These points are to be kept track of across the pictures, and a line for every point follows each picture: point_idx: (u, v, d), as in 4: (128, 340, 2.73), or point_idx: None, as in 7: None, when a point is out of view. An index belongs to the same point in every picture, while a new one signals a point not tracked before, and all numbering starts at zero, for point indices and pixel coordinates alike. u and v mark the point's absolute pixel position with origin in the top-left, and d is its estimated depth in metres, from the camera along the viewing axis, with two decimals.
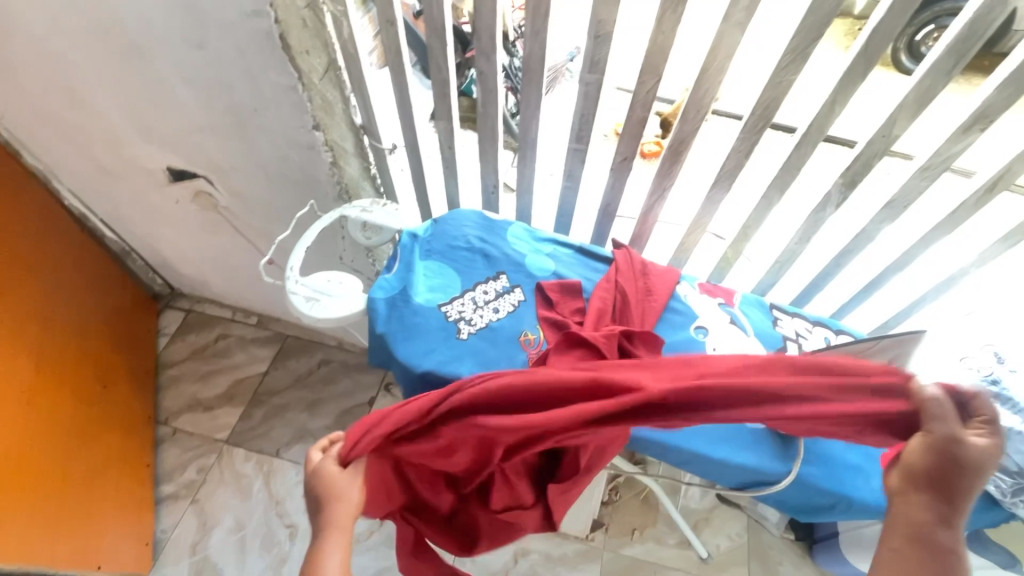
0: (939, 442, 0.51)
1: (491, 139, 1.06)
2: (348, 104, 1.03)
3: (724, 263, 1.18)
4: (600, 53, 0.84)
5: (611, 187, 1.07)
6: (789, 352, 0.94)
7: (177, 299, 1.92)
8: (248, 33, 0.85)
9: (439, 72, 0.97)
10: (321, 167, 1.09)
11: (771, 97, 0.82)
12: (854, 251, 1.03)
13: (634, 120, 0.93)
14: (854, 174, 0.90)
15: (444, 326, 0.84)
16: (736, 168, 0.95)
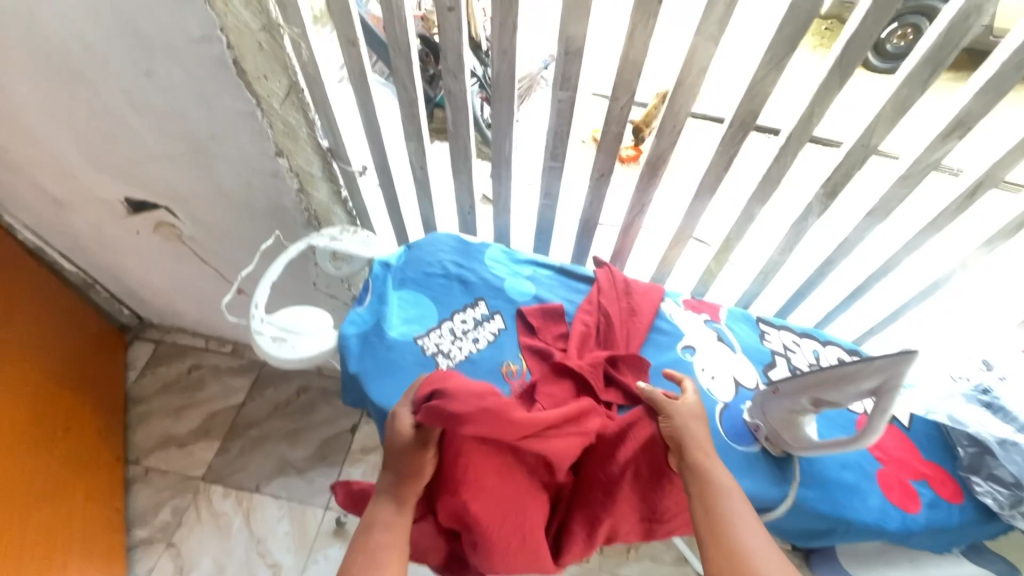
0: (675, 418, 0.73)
1: (464, 159, 1.02)
2: (313, 127, 0.98)
3: (707, 275, 1.16)
4: (572, 70, 0.81)
5: (590, 204, 1.04)
6: (777, 369, 0.92)
7: (147, 330, 1.84)
8: (199, 59, 0.80)
9: (406, 93, 0.93)
10: (288, 194, 1.04)
11: (748, 109, 0.80)
12: (838, 259, 1.02)
13: (610, 136, 0.90)
14: (835, 184, 0.88)
15: (422, 362, 0.80)
16: (716, 181, 0.93)
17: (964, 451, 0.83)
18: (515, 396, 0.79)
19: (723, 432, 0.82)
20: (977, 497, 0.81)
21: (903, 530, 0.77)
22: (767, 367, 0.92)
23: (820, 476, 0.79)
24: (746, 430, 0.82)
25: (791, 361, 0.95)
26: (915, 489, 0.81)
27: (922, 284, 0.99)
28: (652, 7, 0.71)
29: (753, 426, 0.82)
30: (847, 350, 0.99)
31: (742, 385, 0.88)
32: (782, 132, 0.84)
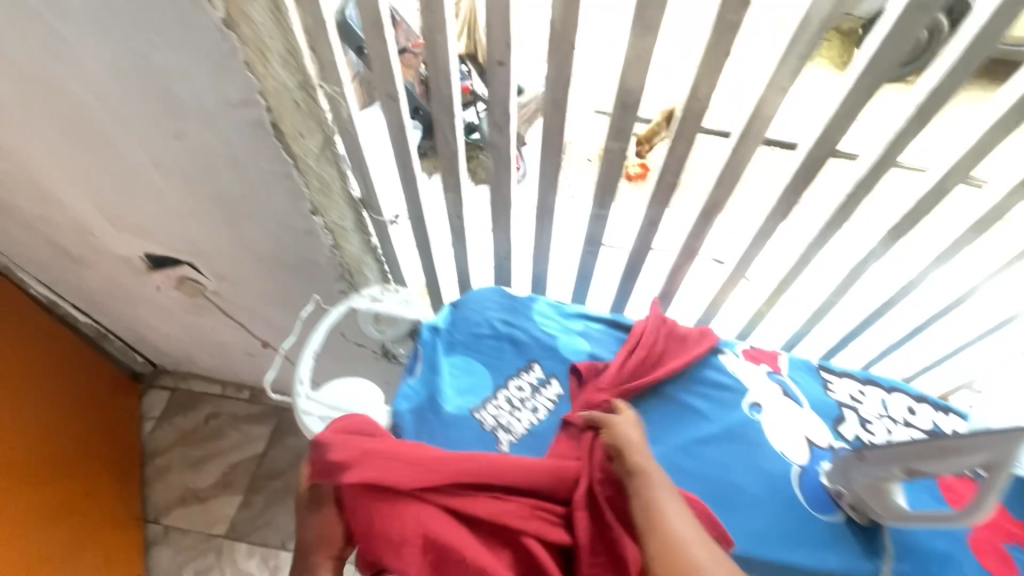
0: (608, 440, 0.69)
1: (505, 208, 0.98)
2: (346, 182, 0.93)
3: (756, 316, 1.12)
4: (627, 121, 0.77)
5: (637, 250, 1.00)
6: (849, 423, 0.87)
7: (161, 377, 1.78)
8: (234, 123, 0.76)
9: (446, 145, 0.89)
10: (321, 250, 1.00)
11: (817, 158, 0.76)
12: (898, 301, 0.98)
13: (665, 185, 0.86)
14: (902, 229, 0.84)
15: (483, 439, 0.75)
16: (775, 226, 0.89)
17: None
18: None
19: (804, 499, 0.77)
20: None
21: None
22: (837, 422, 0.87)
23: (911, 546, 0.74)
24: (828, 497, 0.78)
25: (860, 413, 0.89)
26: (1011, 556, 0.74)
27: (990, 319, 0.97)
28: (721, 60, 0.67)
29: (835, 493, 0.77)
30: (914, 397, 0.94)
31: (816, 445, 0.83)
32: (868, 153, 0.75)
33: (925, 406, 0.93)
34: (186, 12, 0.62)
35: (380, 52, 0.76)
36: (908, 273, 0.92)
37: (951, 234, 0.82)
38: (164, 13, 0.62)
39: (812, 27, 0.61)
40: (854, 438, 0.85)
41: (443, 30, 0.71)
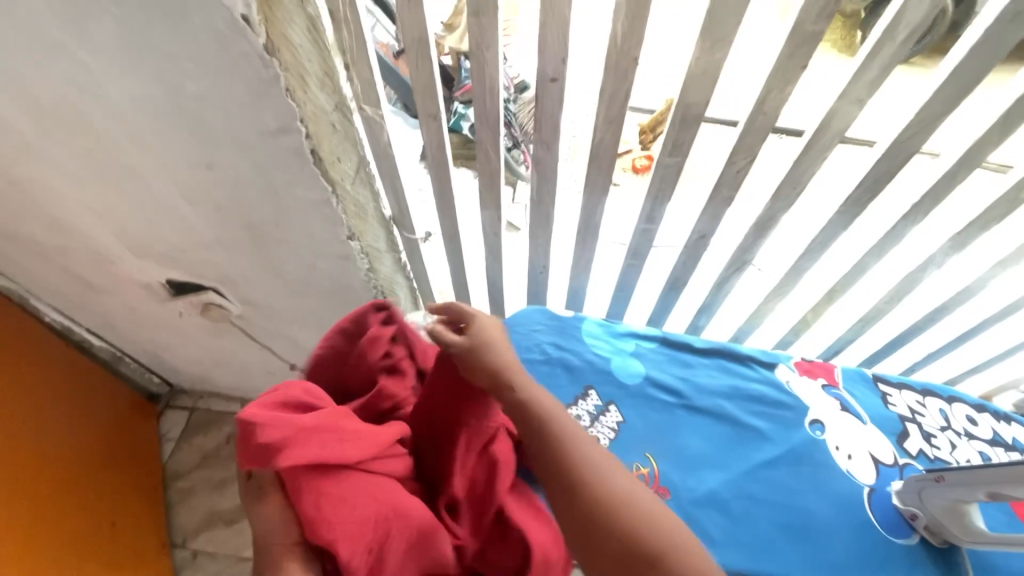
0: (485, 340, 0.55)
1: (546, 224, 0.95)
2: (379, 201, 0.93)
3: (801, 324, 1.09)
4: (685, 136, 0.74)
5: (683, 264, 0.97)
6: (913, 438, 0.85)
7: (178, 397, 1.74)
8: (272, 151, 0.72)
9: (488, 163, 0.85)
10: (355, 274, 0.96)
11: (885, 169, 0.73)
12: (951, 307, 0.96)
13: (719, 199, 0.82)
14: (965, 236, 0.81)
15: None
16: (830, 237, 0.86)
17: None
18: None
19: (876, 521, 0.74)
20: None
21: None
22: (901, 437, 0.85)
23: (992, 569, 0.72)
24: (901, 519, 0.75)
25: (922, 427, 0.87)
26: None
27: None
28: (794, 73, 0.63)
29: (908, 514, 0.74)
30: (973, 406, 0.93)
31: (882, 462, 0.81)
32: (946, 152, 0.71)
33: (984, 415, 0.92)
34: (227, 39, 0.57)
35: (424, 70, 0.72)
36: (966, 279, 0.90)
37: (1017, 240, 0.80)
38: (204, 39, 0.57)
39: (897, 36, 0.57)
40: (920, 453, 0.83)
41: (494, 46, 0.67)
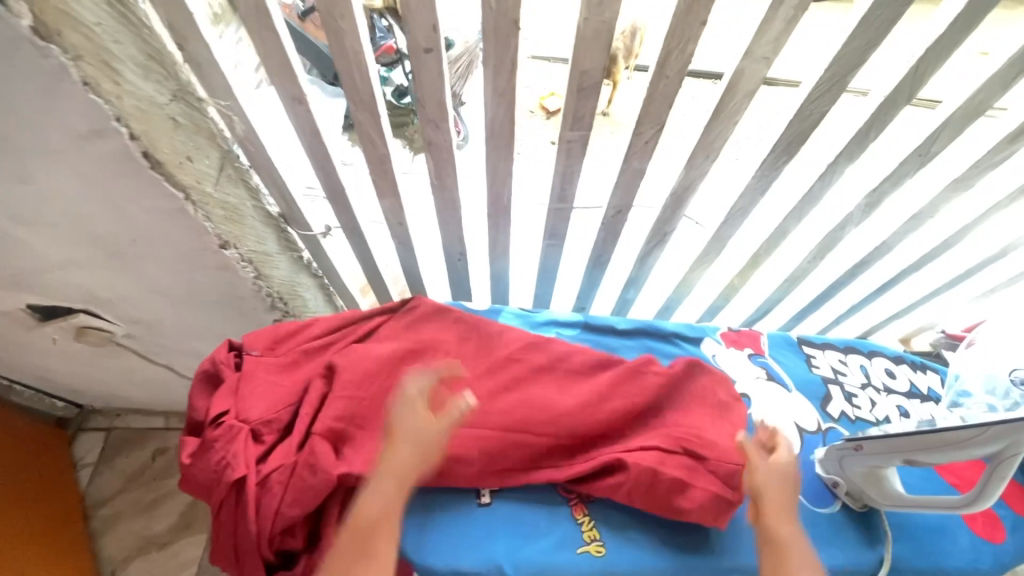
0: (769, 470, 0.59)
1: (452, 211, 0.87)
2: (258, 197, 0.83)
3: (728, 290, 1.07)
4: (586, 107, 0.66)
5: (603, 241, 0.91)
6: (836, 401, 0.85)
7: (94, 419, 1.59)
8: (93, 158, 0.59)
9: (374, 148, 0.74)
10: (241, 283, 0.85)
11: (798, 131, 0.68)
12: (870, 262, 0.95)
13: (629, 173, 0.76)
14: (880, 193, 0.79)
15: (458, 493, 0.65)
16: (749, 204, 0.82)
17: None
18: (579, 508, 0.66)
19: (802, 495, 0.74)
20: None
21: (997, 565, 0.73)
22: (824, 401, 0.85)
23: (907, 527, 0.73)
24: (823, 487, 0.75)
25: (845, 387, 0.87)
26: (996, 514, 0.77)
27: (958, 267, 0.96)
28: (694, 29, 0.56)
29: (830, 482, 0.74)
30: (892, 359, 0.94)
31: (806, 431, 0.80)
32: (875, 90, 0.64)
33: (902, 365, 0.93)
34: None
35: (272, 46, 0.60)
36: (883, 234, 0.89)
37: (929, 194, 0.79)
38: None
39: None
40: (842, 416, 0.83)
41: (349, 15, 0.56)
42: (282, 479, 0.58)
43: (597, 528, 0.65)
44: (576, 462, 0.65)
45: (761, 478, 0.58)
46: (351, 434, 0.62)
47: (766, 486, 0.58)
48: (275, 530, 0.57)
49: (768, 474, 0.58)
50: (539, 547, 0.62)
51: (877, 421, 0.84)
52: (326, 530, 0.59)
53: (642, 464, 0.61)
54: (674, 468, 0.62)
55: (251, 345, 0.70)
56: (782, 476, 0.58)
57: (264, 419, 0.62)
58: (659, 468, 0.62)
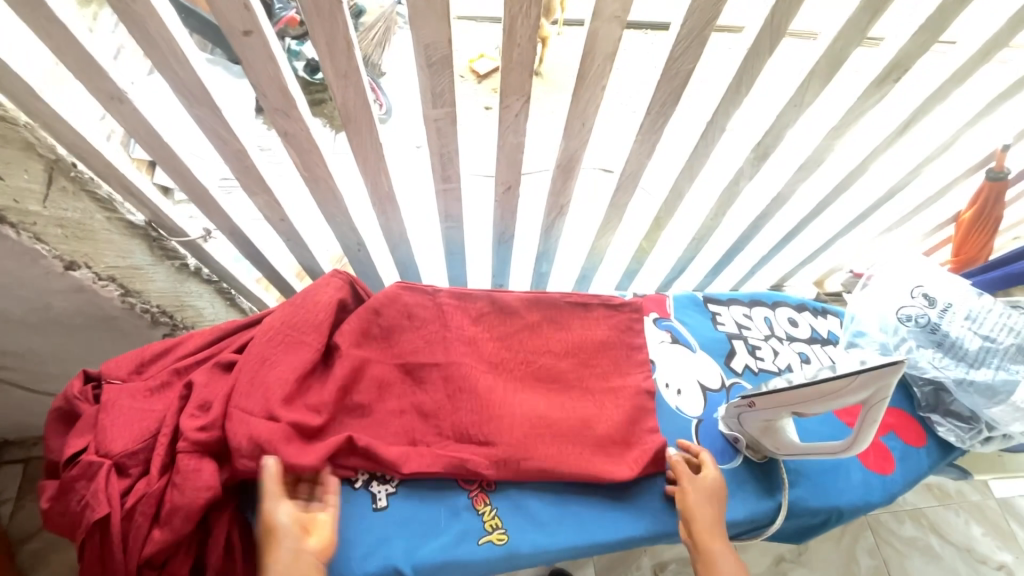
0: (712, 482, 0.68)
1: (333, 202, 0.81)
2: (114, 208, 0.73)
3: (640, 254, 1.05)
4: (442, 83, 0.61)
5: (501, 218, 0.88)
6: (739, 356, 0.86)
7: (6, 451, 1.19)
8: None
9: (226, 142, 0.68)
10: (107, 302, 0.81)
11: (669, 90, 0.65)
12: (771, 214, 0.95)
13: (508, 147, 0.72)
14: (766, 146, 0.78)
15: (352, 501, 0.63)
16: (638, 168, 0.79)
17: (920, 392, 0.85)
18: (480, 496, 0.65)
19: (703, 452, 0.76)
20: (939, 435, 0.83)
21: (887, 495, 0.77)
22: (728, 357, 0.86)
23: (805, 471, 0.76)
24: (726, 444, 0.76)
25: (748, 341, 0.88)
26: (886, 446, 0.81)
27: (854, 212, 0.97)
28: None
29: (732, 438, 0.76)
30: (795, 306, 0.95)
31: (709, 389, 0.81)
32: (747, 30, 0.60)
33: (804, 312, 0.95)
34: None
35: (64, 40, 0.53)
36: (778, 185, 0.88)
37: (811, 143, 0.78)
38: None
39: None
40: (744, 370, 0.85)
41: None
42: (149, 510, 0.54)
43: (500, 516, 0.65)
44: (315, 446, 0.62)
45: (692, 495, 0.67)
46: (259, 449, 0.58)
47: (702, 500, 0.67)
48: (147, 564, 0.54)
49: (698, 492, 0.67)
50: (439, 544, 0.62)
51: (778, 370, 0.86)
52: (212, 558, 0.56)
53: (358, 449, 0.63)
54: (388, 451, 0.64)
55: (110, 372, 0.64)
56: (710, 497, 0.67)
57: (128, 451, 0.56)
58: (388, 455, 0.64)
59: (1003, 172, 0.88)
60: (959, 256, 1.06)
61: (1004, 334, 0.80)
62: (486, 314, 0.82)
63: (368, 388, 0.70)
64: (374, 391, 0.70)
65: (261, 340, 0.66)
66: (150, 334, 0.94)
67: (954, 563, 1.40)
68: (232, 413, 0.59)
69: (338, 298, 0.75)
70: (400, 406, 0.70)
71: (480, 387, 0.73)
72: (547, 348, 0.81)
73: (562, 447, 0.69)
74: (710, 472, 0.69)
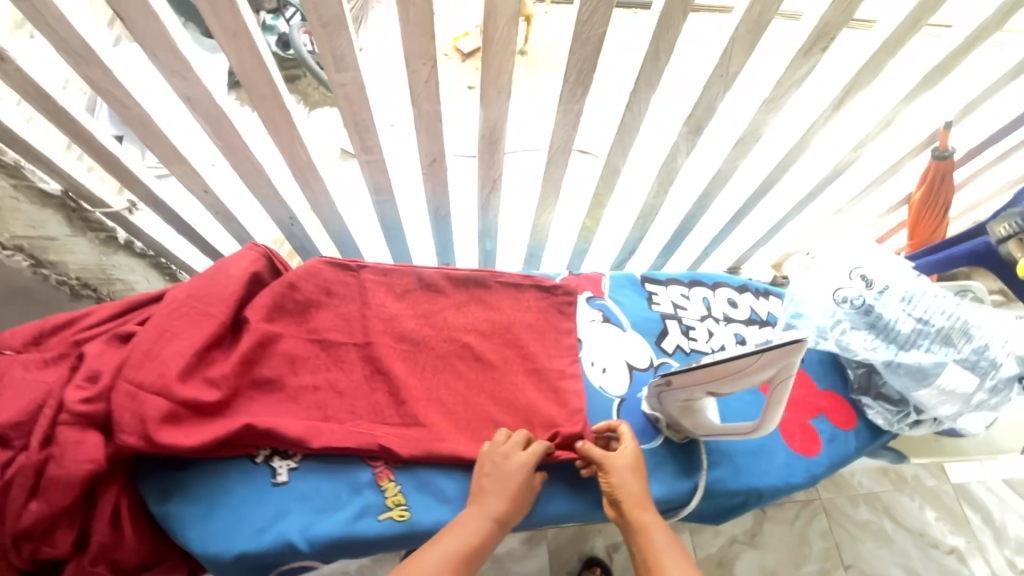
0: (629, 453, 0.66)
1: (255, 173, 0.78)
2: (20, 174, 0.71)
3: (586, 233, 1.03)
4: (342, 45, 0.58)
5: (432, 192, 0.85)
6: (671, 336, 0.85)
7: None
8: None
9: (125, 107, 0.65)
10: (16, 272, 0.80)
11: (583, 57, 0.62)
12: (714, 192, 0.93)
13: (426, 116, 0.69)
14: (698, 120, 0.75)
15: (251, 476, 0.62)
16: (567, 142, 0.77)
17: (853, 374, 0.85)
18: (384, 472, 0.65)
19: None
20: (869, 417, 0.83)
21: (810, 477, 0.77)
22: (660, 337, 0.85)
23: (727, 452, 0.76)
24: (647, 423, 0.76)
25: (683, 321, 0.87)
26: (814, 428, 0.81)
27: (801, 191, 0.95)
28: None
29: (653, 417, 0.75)
30: (736, 288, 0.94)
31: (636, 368, 0.81)
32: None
33: (745, 293, 0.93)
34: None
35: None
36: (717, 161, 0.85)
37: (745, 118, 0.75)
38: None
39: None
40: (675, 350, 0.84)
41: None
42: (26, 482, 0.53)
43: (403, 493, 0.64)
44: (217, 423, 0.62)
45: (612, 473, 0.65)
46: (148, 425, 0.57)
47: (624, 476, 0.65)
48: (26, 535, 0.53)
49: (618, 469, 0.65)
50: (337, 519, 0.61)
51: (711, 351, 0.85)
52: (96, 531, 0.55)
53: (262, 427, 0.62)
54: (294, 429, 0.63)
55: (6, 341, 0.62)
56: (628, 469, 0.65)
57: (11, 423, 0.55)
58: (293, 433, 0.63)
59: (947, 152, 0.86)
60: (913, 239, 1.03)
61: (937, 316, 0.78)
62: (410, 289, 0.80)
63: (280, 364, 0.69)
64: (285, 367, 0.69)
65: (162, 313, 0.64)
66: (72, 304, 0.93)
67: (906, 546, 1.41)
68: (122, 386, 0.58)
69: (251, 271, 0.72)
70: (313, 381, 0.69)
71: (394, 365, 0.72)
72: (471, 326, 0.79)
73: (470, 433, 0.70)
74: (626, 443, 0.67)
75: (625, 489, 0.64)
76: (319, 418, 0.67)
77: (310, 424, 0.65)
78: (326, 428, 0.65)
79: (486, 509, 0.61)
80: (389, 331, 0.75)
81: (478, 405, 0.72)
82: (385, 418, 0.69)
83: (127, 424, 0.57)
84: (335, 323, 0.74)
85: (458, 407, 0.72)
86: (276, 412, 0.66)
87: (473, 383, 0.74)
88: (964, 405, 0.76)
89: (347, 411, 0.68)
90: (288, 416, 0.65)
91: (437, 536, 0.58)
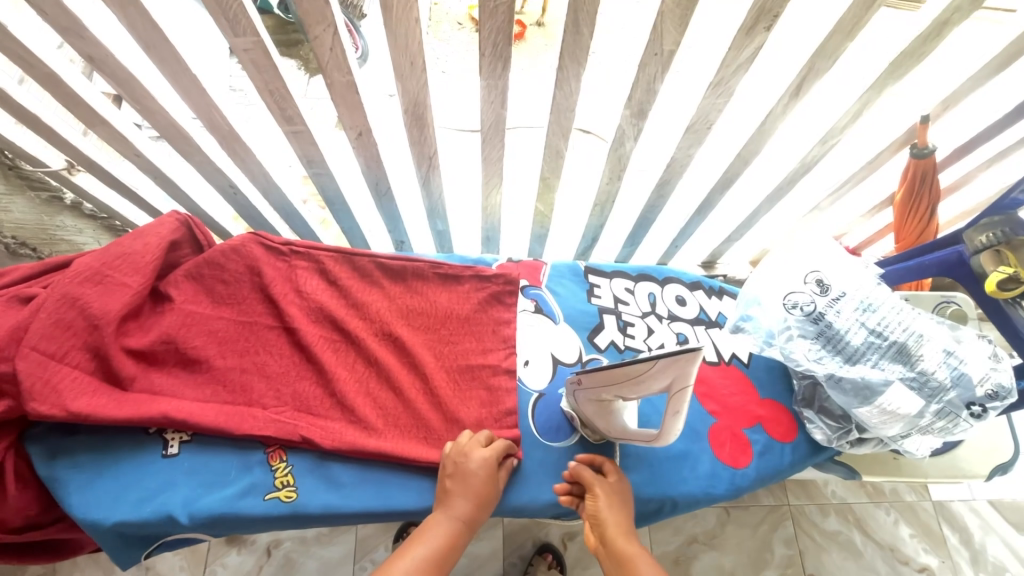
0: (619, 484, 0.65)
1: (182, 141, 0.76)
2: None
3: (541, 217, 0.99)
4: (231, 6, 0.55)
5: (368, 167, 0.82)
6: (606, 331, 0.81)
7: None
8: None
9: (30, 65, 0.62)
10: None
11: (496, 28, 0.57)
12: (672, 181, 0.87)
13: (341, 87, 0.66)
14: (640, 103, 0.70)
15: (140, 445, 0.62)
16: (500, 121, 0.72)
17: (798, 384, 0.80)
18: (277, 453, 0.64)
19: (536, 429, 0.72)
20: (809, 431, 0.78)
21: (732, 488, 0.73)
22: (594, 332, 0.81)
23: (644, 456, 0.73)
24: (564, 421, 0.73)
25: (622, 316, 0.83)
26: (747, 439, 0.77)
27: (768, 185, 0.88)
28: None
29: (570, 416, 0.72)
30: (687, 284, 0.89)
31: (562, 363, 0.78)
32: None
33: (696, 292, 0.89)
34: None
35: None
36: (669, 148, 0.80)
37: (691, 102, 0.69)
38: None
39: None
40: (608, 347, 0.80)
41: None
42: None
43: (293, 474, 0.64)
44: (134, 399, 0.61)
45: (603, 501, 0.62)
46: (59, 393, 0.57)
47: (613, 503, 0.62)
48: None
49: (608, 497, 0.63)
50: (222, 495, 0.61)
51: (647, 350, 0.80)
52: None
53: (184, 410, 0.62)
54: (215, 415, 0.63)
55: None
56: (617, 496, 0.63)
57: None
58: (211, 417, 0.63)
59: (927, 149, 0.79)
60: (897, 241, 0.95)
61: (895, 329, 0.70)
62: (344, 275, 0.76)
63: (207, 345, 0.68)
64: (213, 347, 0.68)
65: (78, 271, 0.60)
66: (10, 260, 0.98)
67: (874, 561, 1.27)
68: (27, 352, 0.55)
69: (170, 240, 0.70)
70: (239, 364, 0.68)
71: (320, 354, 0.70)
72: (403, 316, 0.76)
73: (381, 417, 0.68)
74: (615, 473, 0.66)
75: (612, 515, 0.61)
76: (242, 404, 0.66)
77: (232, 409, 0.65)
78: (251, 414, 0.65)
79: (453, 511, 0.59)
80: (317, 318, 0.73)
81: (396, 400, 0.70)
82: (310, 407, 0.67)
83: (40, 389, 0.56)
84: (263, 307, 0.72)
85: (373, 390, 0.70)
86: (199, 395, 0.65)
87: (399, 375, 0.71)
88: (909, 426, 0.71)
89: (271, 399, 0.67)
90: (208, 400, 0.65)
91: (405, 544, 0.56)
